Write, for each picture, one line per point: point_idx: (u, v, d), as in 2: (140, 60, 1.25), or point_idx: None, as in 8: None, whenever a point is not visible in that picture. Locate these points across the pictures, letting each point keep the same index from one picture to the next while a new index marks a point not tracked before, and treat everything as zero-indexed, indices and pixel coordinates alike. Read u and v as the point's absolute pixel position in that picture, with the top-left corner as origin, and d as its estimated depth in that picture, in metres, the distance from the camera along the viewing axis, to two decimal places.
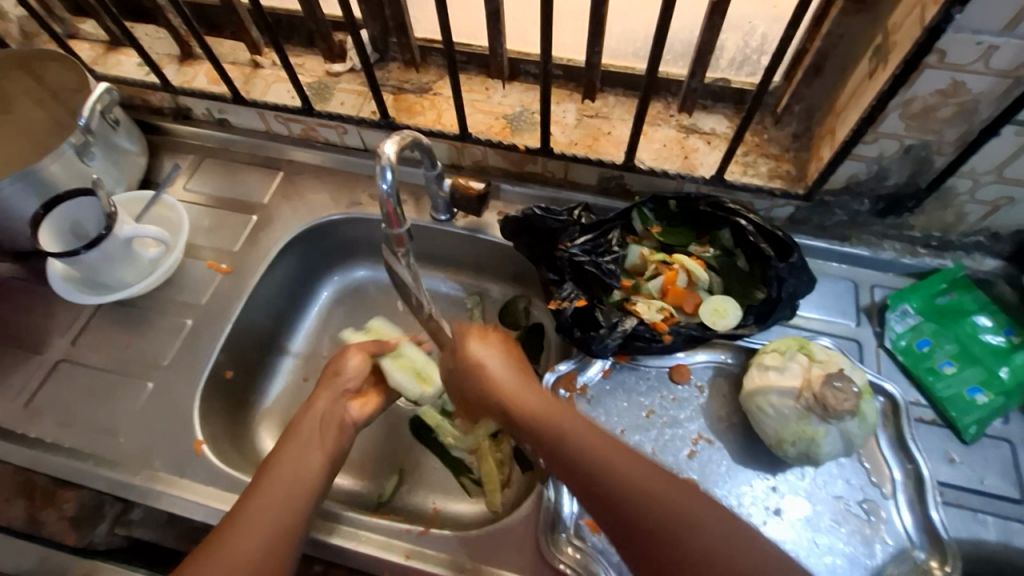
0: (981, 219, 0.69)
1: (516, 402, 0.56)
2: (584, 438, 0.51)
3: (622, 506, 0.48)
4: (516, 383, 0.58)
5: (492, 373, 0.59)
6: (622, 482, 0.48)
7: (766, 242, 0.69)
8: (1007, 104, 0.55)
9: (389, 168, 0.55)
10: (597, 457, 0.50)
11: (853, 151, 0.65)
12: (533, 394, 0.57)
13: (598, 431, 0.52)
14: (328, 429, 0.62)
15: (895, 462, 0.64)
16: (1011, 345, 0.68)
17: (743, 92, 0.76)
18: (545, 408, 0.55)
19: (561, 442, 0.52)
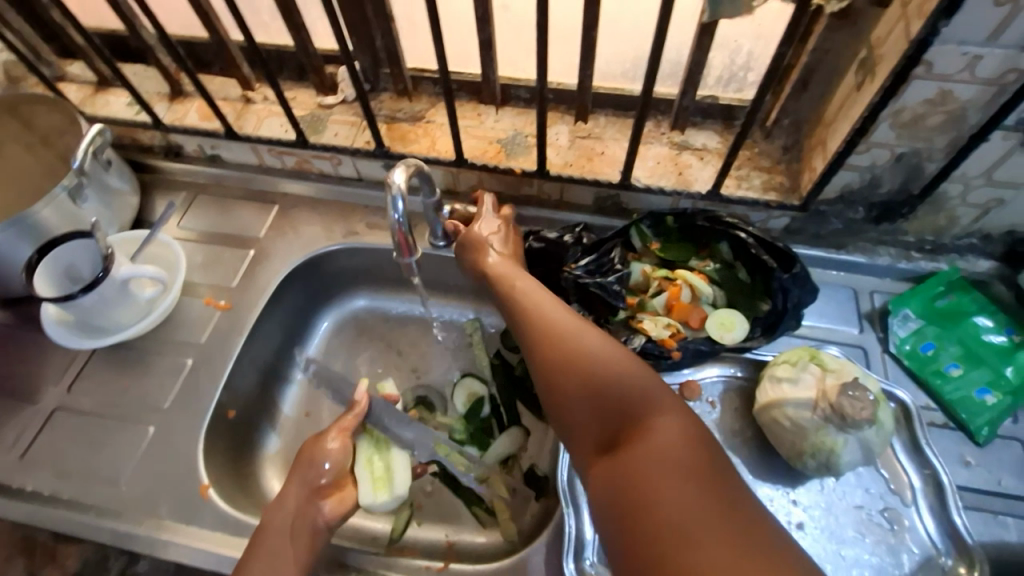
0: (973, 221, 0.71)
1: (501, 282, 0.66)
2: (544, 308, 0.60)
3: (551, 342, 0.56)
4: (502, 270, 0.67)
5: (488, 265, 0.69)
6: (558, 331, 0.56)
7: (767, 253, 0.70)
8: (993, 110, 0.57)
9: (399, 199, 0.57)
10: (544, 314, 0.59)
11: (846, 161, 0.66)
12: (512, 270, 0.67)
13: (557, 306, 0.60)
14: (310, 535, 0.62)
15: (912, 468, 0.63)
16: (1014, 344, 0.69)
17: (731, 108, 0.78)
18: (517, 279, 0.65)
19: (529, 310, 0.60)
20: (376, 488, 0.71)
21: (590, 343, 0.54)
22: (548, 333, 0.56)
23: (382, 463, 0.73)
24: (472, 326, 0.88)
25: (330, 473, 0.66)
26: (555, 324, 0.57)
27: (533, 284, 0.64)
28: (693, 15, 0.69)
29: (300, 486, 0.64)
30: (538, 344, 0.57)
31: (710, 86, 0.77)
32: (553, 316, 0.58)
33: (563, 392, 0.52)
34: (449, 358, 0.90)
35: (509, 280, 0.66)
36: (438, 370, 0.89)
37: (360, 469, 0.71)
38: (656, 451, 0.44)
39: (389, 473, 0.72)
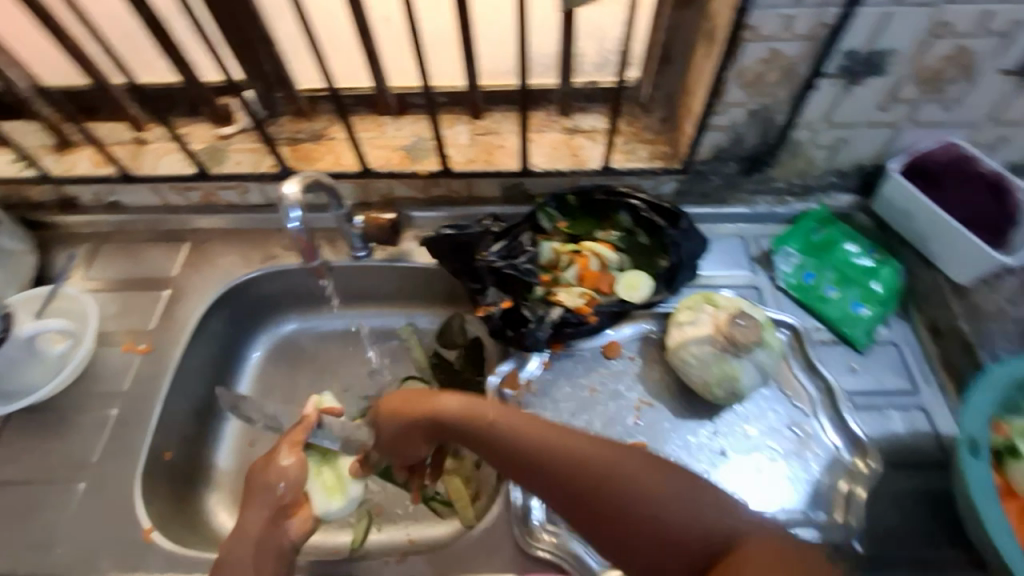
0: (828, 161, 0.81)
1: (483, 437, 0.54)
2: (541, 446, 0.52)
3: (584, 487, 0.50)
4: (472, 424, 0.55)
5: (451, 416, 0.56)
6: (583, 469, 0.50)
7: (656, 214, 0.77)
8: (816, 61, 0.66)
9: (295, 208, 0.65)
10: (554, 450, 0.51)
11: (710, 122, 0.74)
12: (478, 412, 0.55)
13: (552, 429, 0.53)
14: (278, 560, 0.61)
15: (809, 383, 0.71)
16: (877, 262, 0.79)
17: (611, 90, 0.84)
18: (488, 420, 0.54)
19: (538, 463, 0.51)
20: (337, 495, 0.73)
21: (622, 466, 0.50)
22: (578, 479, 0.50)
23: (334, 472, 0.74)
24: (407, 330, 0.91)
25: (290, 493, 0.64)
26: (573, 462, 0.50)
27: (505, 413, 0.55)
28: (552, 8, 0.77)
29: (264, 509, 0.64)
30: (569, 493, 0.50)
31: (588, 72, 0.83)
32: (565, 453, 0.51)
33: (628, 533, 0.48)
34: (387, 364, 0.91)
35: (488, 428, 0.54)
36: (377, 378, 0.90)
37: (312, 482, 0.71)
38: (770, 573, 0.43)
39: (344, 479, 0.74)
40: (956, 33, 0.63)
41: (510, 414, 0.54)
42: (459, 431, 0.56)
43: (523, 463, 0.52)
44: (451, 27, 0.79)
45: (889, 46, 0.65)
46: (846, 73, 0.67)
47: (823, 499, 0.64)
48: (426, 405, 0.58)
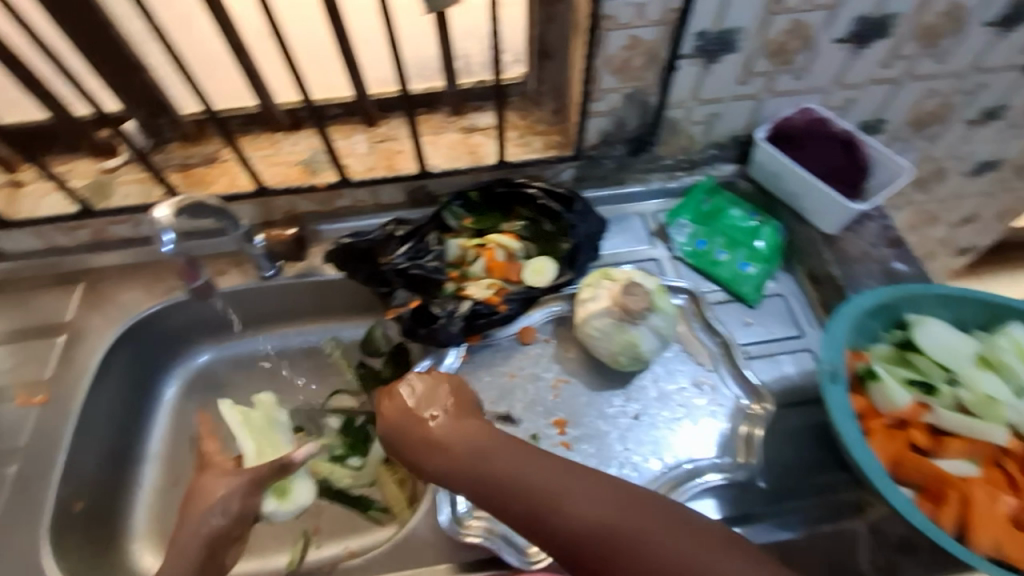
0: (706, 136, 0.87)
1: (481, 470, 0.52)
2: (545, 495, 0.49)
3: (587, 544, 0.47)
4: (473, 447, 0.53)
5: (451, 438, 0.55)
6: (587, 525, 0.48)
7: (553, 200, 0.80)
8: (673, 44, 0.71)
9: (167, 230, 0.65)
10: (556, 503, 0.49)
11: (591, 109, 0.78)
12: (481, 445, 0.53)
13: (556, 476, 0.50)
14: None
15: (709, 341, 0.76)
16: (759, 223, 0.85)
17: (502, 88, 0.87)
18: (490, 457, 0.52)
19: (543, 507, 0.49)
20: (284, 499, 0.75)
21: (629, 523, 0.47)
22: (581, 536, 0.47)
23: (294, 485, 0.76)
24: (330, 344, 0.90)
25: (227, 521, 0.64)
26: (576, 517, 0.48)
27: (510, 451, 0.52)
28: (420, 14, 0.79)
29: (200, 536, 0.62)
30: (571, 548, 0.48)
31: (476, 72, 0.85)
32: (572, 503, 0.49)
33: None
34: (312, 380, 0.91)
35: (494, 465, 0.52)
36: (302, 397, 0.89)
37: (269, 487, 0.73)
38: None
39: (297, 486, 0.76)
40: (789, 9, 0.70)
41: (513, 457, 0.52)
42: (458, 454, 0.54)
43: (528, 510, 0.49)
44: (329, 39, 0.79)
45: (735, 25, 0.71)
46: (702, 52, 0.73)
47: (728, 446, 0.69)
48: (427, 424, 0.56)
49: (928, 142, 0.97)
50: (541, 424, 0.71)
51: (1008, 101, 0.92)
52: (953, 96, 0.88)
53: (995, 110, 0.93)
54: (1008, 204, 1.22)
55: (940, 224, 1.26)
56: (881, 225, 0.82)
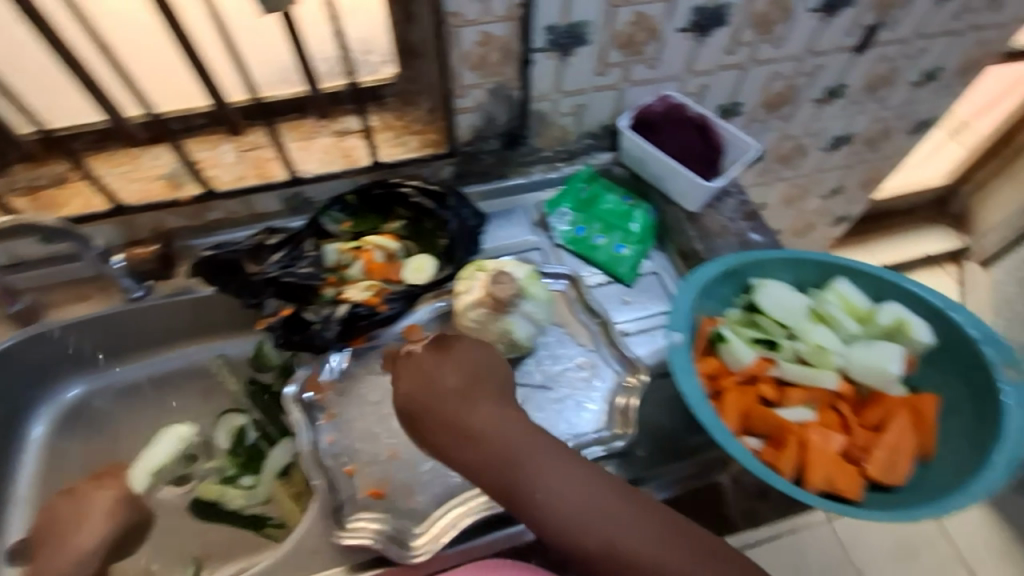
0: (577, 126, 0.90)
1: (502, 459, 0.55)
2: (557, 496, 0.53)
3: (591, 547, 0.52)
4: (513, 437, 0.56)
5: (480, 428, 0.56)
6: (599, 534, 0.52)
7: (425, 197, 0.82)
8: (523, 39, 0.73)
9: None
10: (569, 505, 0.53)
11: (457, 105, 0.79)
12: (511, 437, 0.56)
13: (577, 478, 0.54)
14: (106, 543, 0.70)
15: (589, 321, 0.79)
16: (632, 206, 0.89)
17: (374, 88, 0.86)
18: (512, 448, 0.55)
19: (555, 505, 0.53)
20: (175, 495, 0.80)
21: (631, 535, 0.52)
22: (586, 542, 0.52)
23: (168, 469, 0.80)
24: (216, 363, 0.87)
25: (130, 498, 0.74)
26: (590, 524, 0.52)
27: (534, 446, 0.55)
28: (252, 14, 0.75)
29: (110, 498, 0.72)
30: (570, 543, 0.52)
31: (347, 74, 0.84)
32: (582, 508, 0.53)
33: None
34: (200, 402, 0.88)
35: (517, 456, 0.55)
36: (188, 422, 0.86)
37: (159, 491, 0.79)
38: None
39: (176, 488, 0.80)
40: (629, 2, 0.74)
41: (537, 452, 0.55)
42: (485, 442, 0.56)
43: (538, 504, 0.53)
44: (171, 51, 0.76)
45: (581, 19, 0.74)
46: (555, 46, 0.76)
47: (608, 419, 0.72)
48: (451, 405, 0.58)
49: (783, 121, 1.06)
50: None
51: (845, 80, 1.01)
52: (796, 78, 0.96)
53: (836, 89, 1.02)
54: (866, 175, 1.35)
55: (812, 198, 1.36)
56: (739, 200, 0.88)
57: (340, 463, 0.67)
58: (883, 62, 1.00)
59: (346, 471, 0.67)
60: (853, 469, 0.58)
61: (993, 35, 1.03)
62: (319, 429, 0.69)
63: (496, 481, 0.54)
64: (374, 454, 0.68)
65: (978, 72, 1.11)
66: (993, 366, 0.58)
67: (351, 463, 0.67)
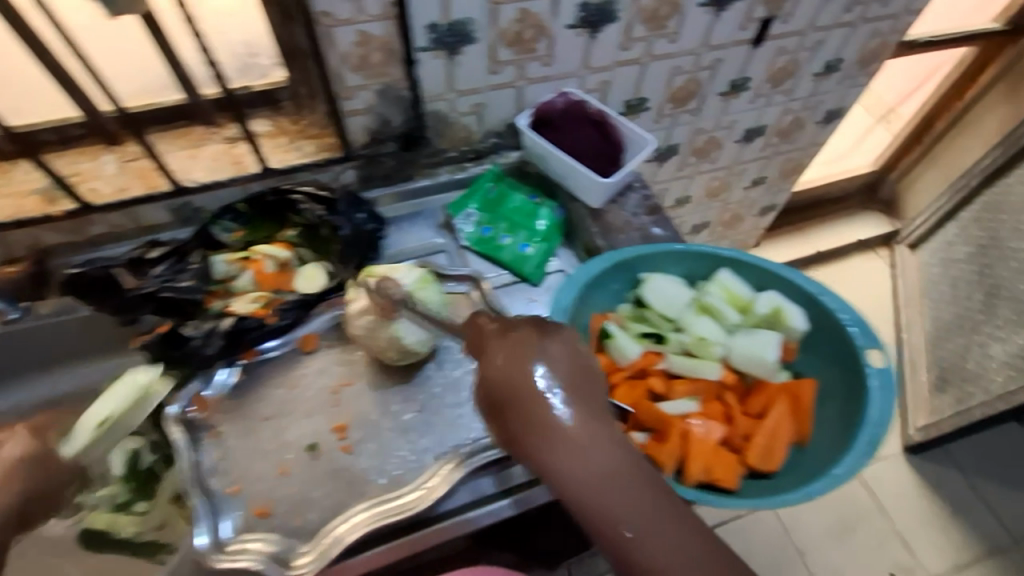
0: (480, 126, 0.89)
1: (548, 429, 0.49)
2: (601, 472, 0.48)
3: (610, 523, 0.48)
4: (596, 450, 0.49)
5: (541, 398, 0.50)
6: (633, 516, 0.47)
7: (318, 203, 0.78)
8: (403, 38, 0.72)
9: None
10: (607, 481, 0.48)
11: (345, 107, 0.77)
12: (574, 406, 0.51)
13: (627, 465, 0.49)
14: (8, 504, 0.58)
15: (493, 321, 0.77)
16: (537, 204, 0.88)
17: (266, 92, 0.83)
18: (561, 429, 0.49)
19: (589, 478, 0.48)
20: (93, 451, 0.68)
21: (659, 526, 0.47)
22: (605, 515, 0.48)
23: (105, 446, 0.71)
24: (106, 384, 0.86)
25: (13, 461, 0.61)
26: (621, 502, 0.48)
27: (591, 422, 0.50)
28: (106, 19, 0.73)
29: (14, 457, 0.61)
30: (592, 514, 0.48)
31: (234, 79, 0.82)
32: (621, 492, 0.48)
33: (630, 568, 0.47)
34: None
35: (569, 425, 0.50)
36: None
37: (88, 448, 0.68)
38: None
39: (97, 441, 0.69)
40: None
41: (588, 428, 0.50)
42: (535, 409, 0.50)
43: (574, 469, 0.49)
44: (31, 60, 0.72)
45: (463, 17, 0.73)
46: (439, 44, 0.75)
47: None
48: (509, 379, 0.51)
49: (692, 115, 1.07)
50: (320, 432, 0.68)
51: (748, 74, 1.03)
52: (697, 72, 0.98)
53: (740, 82, 1.04)
54: (786, 166, 1.38)
55: (735, 190, 1.39)
56: (642, 195, 0.88)
57: (224, 483, 0.64)
58: (783, 55, 1.02)
59: (229, 491, 0.64)
60: (729, 460, 0.60)
61: (886, 26, 1.06)
62: (202, 449, 0.66)
63: (534, 441, 0.50)
64: (261, 472, 0.65)
65: (878, 62, 1.15)
66: (861, 351, 0.62)
67: (236, 482, 0.65)
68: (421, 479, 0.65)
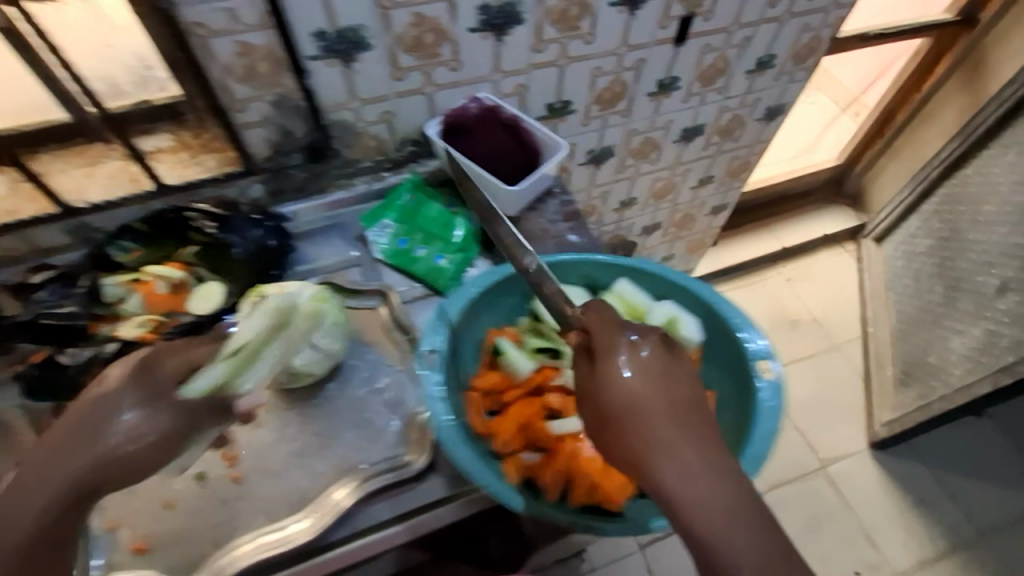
0: (392, 134, 0.87)
1: (644, 409, 0.49)
2: (676, 472, 0.47)
3: (697, 525, 0.46)
4: (703, 477, 0.47)
5: (629, 384, 0.50)
6: (713, 523, 0.45)
7: (211, 221, 0.75)
8: (289, 49, 0.70)
9: None
10: (688, 483, 0.47)
11: (239, 120, 0.75)
12: (645, 406, 0.50)
13: (710, 468, 0.48)
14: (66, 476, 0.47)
15: (401, 339, 0.74)
16: (454, 213, 0.85)
17: (169, 106, 0.78)
18: (676, 397, 0.51)
19: (670, 477, 0.47)
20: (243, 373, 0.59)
21: (739, 535, 0.45)
22: (680, 519, 0.47)
23: (248, 377, 0.59)
24: None
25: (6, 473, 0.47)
26: (701, 503, 0.46)
27: (670, 422, 0.49)
28: None
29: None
30: (678, 516, 0.47)
31: (132, 92, 0.76)
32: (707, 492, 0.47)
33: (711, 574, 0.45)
34: None
35: (650, 421, 0.49)
36: None
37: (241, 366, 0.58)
38: None
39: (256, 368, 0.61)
40: (402, 3, 0.71)
41: (665, 423, 0.49)
42: (618, 396, 0.50)
43: (653, 469, 0.48)
44: None
45: (352, 24, 0.71)
46: (331, 52, 0.73)
47: (404, 441, 0.66)
48: (615, 351, 0.52)
49: (623, 116, 1.05)
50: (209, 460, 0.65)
51: (676, 73, 1.01)
52: (621, 72, 0.95)
53: (668, 81, 1.02)
54: (734, 164, 1.35)
55: (682, 189, 1.36)
56: (561, 201, 0.85)
57: (102, 515, 0.61)
58: (710, 52, 0.99)
59: (108, 524, 0.61)
60: (621, 476, 0.55)
61: (818, 20, 1.04)
62: None
63: (621, 430, 0.50)
64: (142, 504, 0.62)
65: (815, 57, 1.13)
66: (752, 364, 0.62)
67: (115, 515, 0.61)
68: (312, 505, 0.62)
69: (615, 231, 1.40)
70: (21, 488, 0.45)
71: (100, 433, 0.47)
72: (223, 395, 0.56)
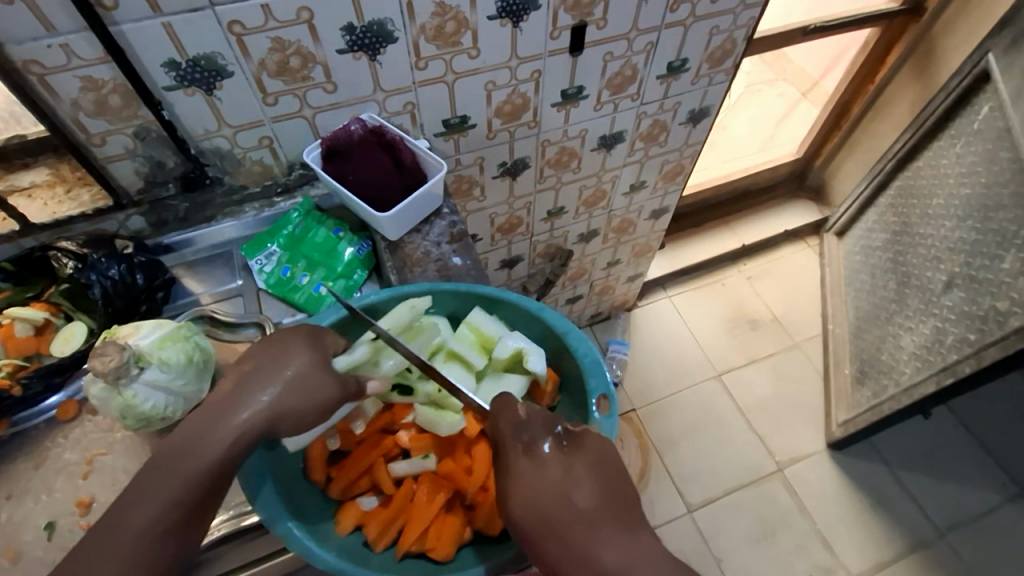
0: (277, 159, 0.85)
1: (548, 514, 0.51)
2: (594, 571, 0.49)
3: None
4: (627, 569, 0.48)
5: (531, 492, 0.51)
6: None
7: (69, 257, 0.71)
8: (139, 86, 0.68)
9: None
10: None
11: (101, 154, 0.74)
12: (548, 511, 0.51)
13: (625, 558, 0.49)
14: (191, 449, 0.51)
15: None
16: (339, 239, 0.83)
17: (43, 142, 0.77)
18: (582, 493, 0.51)
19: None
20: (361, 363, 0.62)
21: None
22: None
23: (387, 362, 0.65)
24: None
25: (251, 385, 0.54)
26: None
27: (579, 521, 0.50)
28: None
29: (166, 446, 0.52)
30: None
31: (3, 128, 0.75)
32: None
33: None
34: None
35: (557, 526, 0.50)
36: None
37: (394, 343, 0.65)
38: None
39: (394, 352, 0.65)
40: (259, 28, 0.68)
41: (574, 524, 0.50)
42: (523, 507, 0.51)
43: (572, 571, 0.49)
44: None
45: (205, 53, 0.68)
46: (188, 82, 0.70)
47: None
48: (515, 456, 0.53)
49: (530, 127, 1.02)
50: (61, 509, 0.63)
51: (579, 82, 0.98)
52: (518, 84, 0.93)
53: (575, 90, 0.99)
54: (664, 168, 1.33)
55: (614, 197, 1.34)
56: (448, 221, 0.84)
57: None
58: (614, 60, 0.97)
59: None
60: (451, 529, 0.62)
61: (727, 22, 1.01)
62: None
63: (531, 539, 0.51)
64: None
65: (732, 58, 1.10)
66: (591, 394, 0.62)
67: None
68: None
69: (548, 241, 1.38)
70: (175, 458, 0.51)
71: (230, 414, 0.52)
72: (362, 374, 0.62)
